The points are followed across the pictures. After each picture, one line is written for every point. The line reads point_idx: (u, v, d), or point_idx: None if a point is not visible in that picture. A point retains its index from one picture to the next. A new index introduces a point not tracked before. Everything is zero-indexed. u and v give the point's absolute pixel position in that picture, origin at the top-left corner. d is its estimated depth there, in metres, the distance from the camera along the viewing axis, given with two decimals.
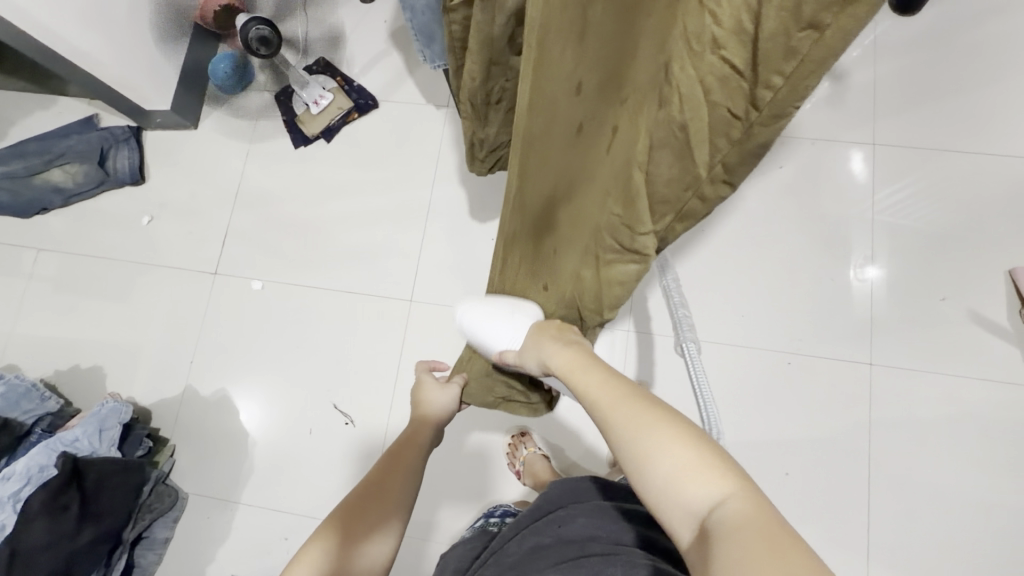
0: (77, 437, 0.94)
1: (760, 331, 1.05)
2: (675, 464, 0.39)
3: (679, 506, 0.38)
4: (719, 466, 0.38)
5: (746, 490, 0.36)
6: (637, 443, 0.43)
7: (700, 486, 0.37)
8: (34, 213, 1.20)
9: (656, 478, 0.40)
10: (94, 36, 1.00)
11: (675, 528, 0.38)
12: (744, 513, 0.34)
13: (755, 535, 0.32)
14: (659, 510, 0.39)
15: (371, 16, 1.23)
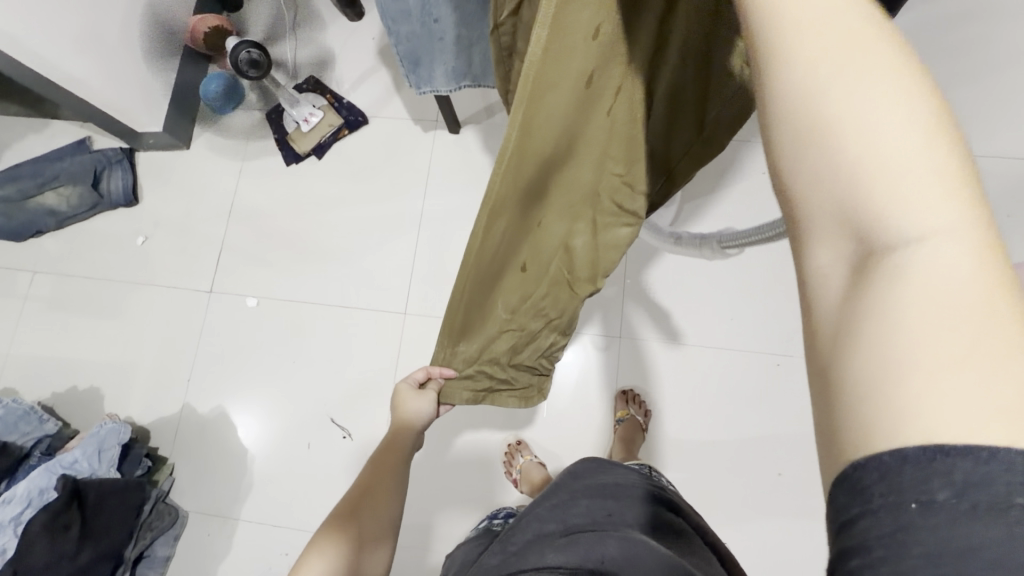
0: (76, 459, 0.95)
1: (748, 335, 1.07)
2: (896, 149, 0.20)
3: (848, 221, 0.21)
4: (959, 174, 0.20)
5: (988, 231, 0.20)
6: (823, 101, 0.21)
7: (918, 211, 0.20)
8: (27, 236, 1.21)
9: (829, 164, 0.21)
10: (86, 61, 1.01)
11: (815, 245, 0.23)
12: (971, 287, 0.19)
13: (981, 334, 0.19)
14: (803, 200, 0.22)
15: (359, 34, 1.25)
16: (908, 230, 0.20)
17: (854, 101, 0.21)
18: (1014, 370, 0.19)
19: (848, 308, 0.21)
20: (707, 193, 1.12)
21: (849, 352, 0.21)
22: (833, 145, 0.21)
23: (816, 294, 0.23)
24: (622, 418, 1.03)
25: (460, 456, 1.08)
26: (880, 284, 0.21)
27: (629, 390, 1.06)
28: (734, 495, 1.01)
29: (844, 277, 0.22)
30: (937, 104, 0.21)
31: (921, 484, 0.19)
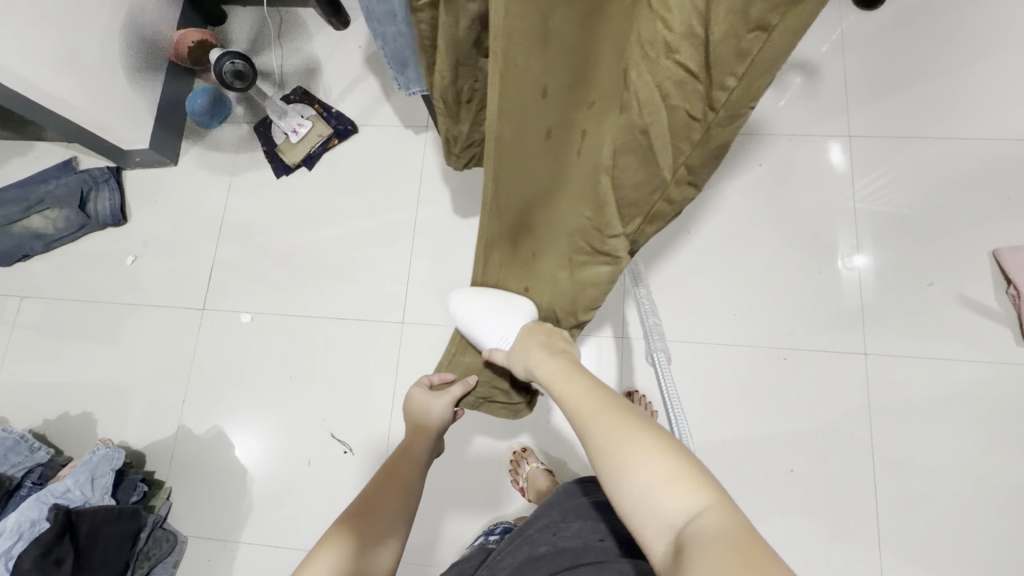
0: (69, 487, 0.92)
1: (752, 330, 1.05)
2: (658, 476, 0.42)
3: (658, 519, 0.40)
4: (695, 481, 0.41)
5: (722, 505, 0.39)
6: (623, 459, 0.44)
7: (680, 500, 0.40)
8: (13, 261, 1.18)
9: (638, 491, 0.42)
10: (68, 80, 0.99)
11: (652, 541, 0.40)
12: (717, 525, 0.37)
13: (726, 546, 0.35)
14: (637, 522, 0.42)
15: (345, 43, 1.23)
16: (686, 508, 0.39)
17: (633, 457, 0.44)
18: (750, 561, 0.33)
19: (672, 568, 0.37)
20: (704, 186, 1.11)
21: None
22: (634, 485, 0.42)
23: (665, 574, 0.38)
24: None
25: (464, 464, 1.05)
26: (681, 546, 0.37)
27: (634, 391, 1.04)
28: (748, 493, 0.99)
29: (668, 552, 0.39)
30: (681, 455, 0.43)
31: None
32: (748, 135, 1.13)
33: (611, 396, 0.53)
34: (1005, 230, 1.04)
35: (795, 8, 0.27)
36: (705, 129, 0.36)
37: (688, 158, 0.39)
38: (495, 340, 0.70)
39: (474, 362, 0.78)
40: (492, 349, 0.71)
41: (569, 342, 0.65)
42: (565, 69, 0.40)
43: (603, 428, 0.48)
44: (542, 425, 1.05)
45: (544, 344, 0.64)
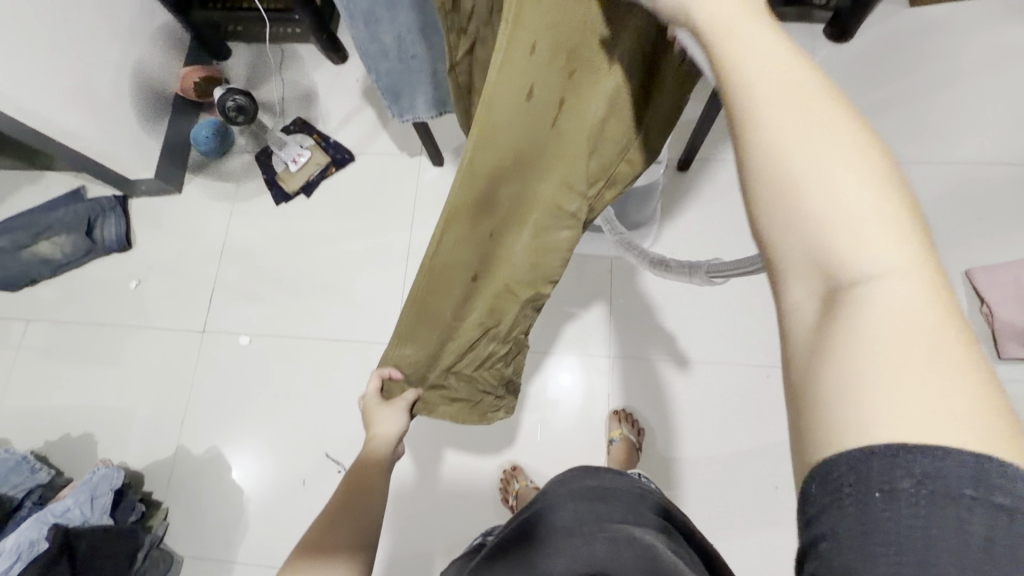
0: (68, 507, 0.94)
1: (736, 348, 1.08)
2: (850, 204, 0.25)
3: (813, 257, 0.26)
4: (904, 226, 0.25)
5: (927, 270, 0.25)
6: (788, 169, 0.26)
7: (871, 253, 0.25)
8: (21, 285, 1.22)
9: (801, 213, 0.25)
10: (79, 114, 1.05)
11: (788, 281, 0.27)
12: (915, 305, 0.24)
13: (922, 348, 0.23)
14: (776, 250, 0.27)
15: (343, 76, 1.30)
16: (865, 268, 0.25)
17: (813, 154, 0.25)
18: (947, 379, 0.23)
19: (815, 331, 0.25)
20: (686, 210, 1.16)
21: (816, 365, 0.25)
22: (802, 199, 0.25)
23: (790, 324, 0.27)
24: (615, 438, 1.03)
25: (456, 483, 1.07)
26: (841, 310, 0.25)
27: (621, 409, 1.07)
28: (733, 510, 1.00)
29: (813, 305, 0.26)
30: (886, 171, 0.26)
31: (885, 475, 0.22)
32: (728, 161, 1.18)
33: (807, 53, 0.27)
34: (978, 250, 1.08)
35: None
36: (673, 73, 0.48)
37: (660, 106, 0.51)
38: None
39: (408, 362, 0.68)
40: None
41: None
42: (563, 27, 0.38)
43: (778, 98, 0.26)
44: (532, 444, 1.08)
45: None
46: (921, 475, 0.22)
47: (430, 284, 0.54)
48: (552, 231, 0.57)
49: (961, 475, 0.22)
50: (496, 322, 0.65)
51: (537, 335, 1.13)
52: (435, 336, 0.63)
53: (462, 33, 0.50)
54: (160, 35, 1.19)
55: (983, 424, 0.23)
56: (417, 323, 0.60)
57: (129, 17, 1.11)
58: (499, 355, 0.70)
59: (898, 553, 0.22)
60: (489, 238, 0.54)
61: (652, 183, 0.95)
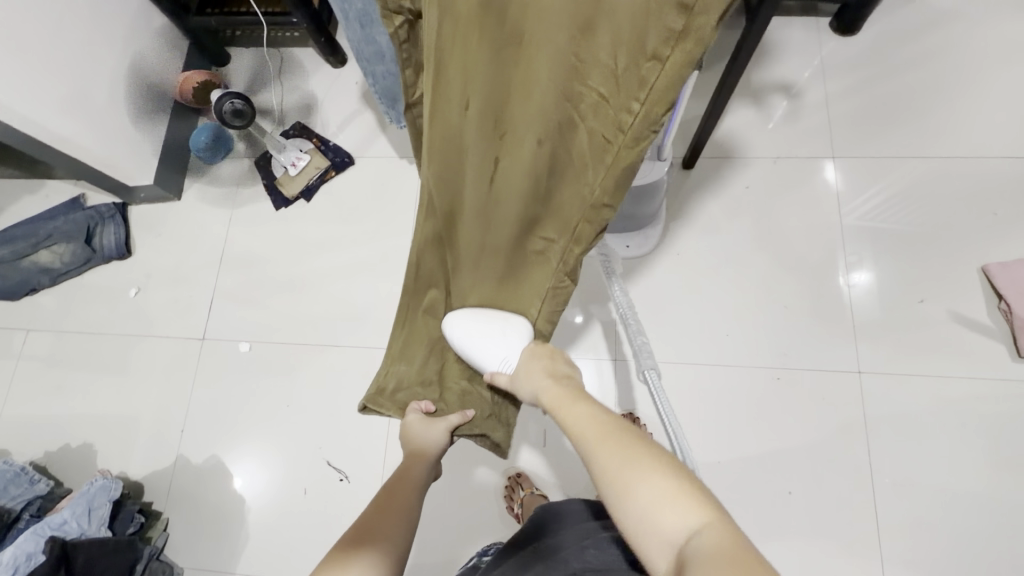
0: (65, 519, 0.93)
1: (746, 350, 1.05)
2: (657, 494, 0.44)
3: (660, 539, 0.42)
4: (695, 501, 0.42)
5: (722, 522, 0.41)
6: (617, 476, 0.47)
7: (681, 519, 0.42)
8: (22, 295, 1.22)
9: (637, 509, 0.44)
10: (76, 121, 1.04)
11: (652, 560, 0.42)
12: (715, 541, 0.38)
13: (727, 560, 0.36)
14: (639, 541, 0.43)
15: (342, 79, 1.29)
16: (686, 528, 0.41)
17: (630, 475, 0.46)
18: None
19: None
20: (696, 206, 1.14)
21: None
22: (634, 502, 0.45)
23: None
24: None
25: (459, 492, 1.05)
26: (681, 562, 0.39)
27: (628, 413, 1.04)
28: (747, 516, 0.97)
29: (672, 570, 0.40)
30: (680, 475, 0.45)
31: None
32: (731, 159, 1.16)
33: (618, 421, 0.54)
34: (995, 245, 1.05)
35: (676, 44, 0.45)
36: (617, 149, 0.53)
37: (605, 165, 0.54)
38: (497, 363, 0.69)
39: (408, 370, 0.77)
40: (495, 372, 0.69)
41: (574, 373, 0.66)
42: (491, 91, 0.56)
43: (603, 453, 0.50)
44: (537, 451, 1.05)
45: (548, 370, 0.65)
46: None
47: (413, 298, 0.76)
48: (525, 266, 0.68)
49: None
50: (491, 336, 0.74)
51: None
52: (425, 343, 0.76)
53: (418, 69, 0.62)
54: (159, 42, 1.19)
55: None
56: (409, 325, 0.77)
57: (125, 24, 1.11)
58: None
59: None
60: (455, 265, 0.71)
61: (656, 181, 0.93)
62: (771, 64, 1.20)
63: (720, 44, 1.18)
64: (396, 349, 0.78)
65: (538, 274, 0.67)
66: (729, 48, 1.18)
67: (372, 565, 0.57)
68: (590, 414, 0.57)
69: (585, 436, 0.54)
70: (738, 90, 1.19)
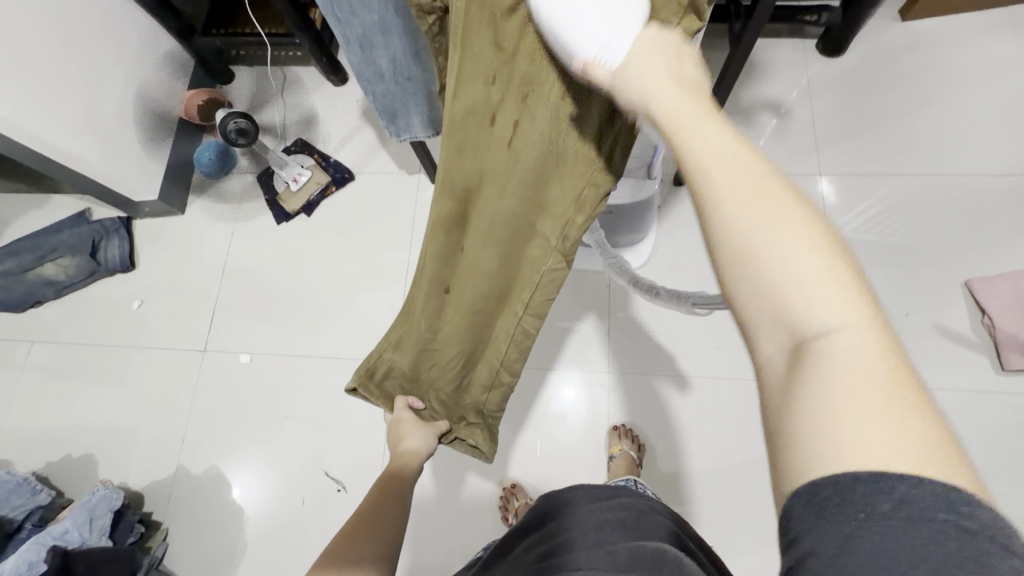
0: (66, 529, 0.94)
1: (736, 362, 1.08)
2: (803, 266, 0.27)
3: (781, 321, 0.27)
4: (853, 290, 0.27)
5: (879, 329, 0.26)
6: (737, 226, 0.28)
7: (826, 313, 0.26)
8: (26, 307, 1.24)
9: (763, 280, 0.27)
10: (84, 139, 1.07)
11: (760, 339, 0.28)
12: (866, 356, 0.25)
13: (881, 395, 0.25)
14: (744, 310, 0.29)
15: (344, 97, 1.32)
16: (824, 321, 0.26)
17: (762, 224, 0.28)
18: (907, 420, 0.24)
19: (782, 382, 0.27)
20: (687, 222, 1.16)
21: (786, 414, 0.26)
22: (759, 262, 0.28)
23: (764, 378, 0.28)
24: (615, 454, 1.02)
25: (455, 503, 1.06)
26: (806, 362, 0.26)
27: (621, 425, 1.06)
28: (738, 525, 0.99)
29: (782, 359, 0.27)
30: (833, 244, 0.28)
31: (866, 501, 0.23)
32: None
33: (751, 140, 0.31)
34: (978, 260, 1.08)
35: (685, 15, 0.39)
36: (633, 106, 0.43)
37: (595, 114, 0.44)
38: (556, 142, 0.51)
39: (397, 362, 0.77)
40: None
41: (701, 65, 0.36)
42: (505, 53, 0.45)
43: (725, 188, 0.29)
44: (531, 461, 1.07)
45: (673, 64, 0.36)
46: (898, 497, 0.23)
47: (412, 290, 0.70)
48: (526, 250, 0.58)
49: (931, 500, 0.23)
50: (480, 346, 0.70)
51: (536, 351, 1.13)
52: (412, 340, 0.74)
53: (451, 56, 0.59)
54: (165, 61, 1.23)
55: (932, 452, 0.24)
56: (404, 317, 0.74)
57: (133, 45, 1.15)
58: (477, 380, 0.74)
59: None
60: (459, 248, 0.62)
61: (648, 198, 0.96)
62: (759, 84, 1.24)
63: (709, 65, 1.22)
64: (391, 339, 0.77)
65: (535, 258, 0.57)
66: (718, 68, 1.21)
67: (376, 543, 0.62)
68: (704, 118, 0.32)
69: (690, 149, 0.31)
70: (727, 108, 1.22)
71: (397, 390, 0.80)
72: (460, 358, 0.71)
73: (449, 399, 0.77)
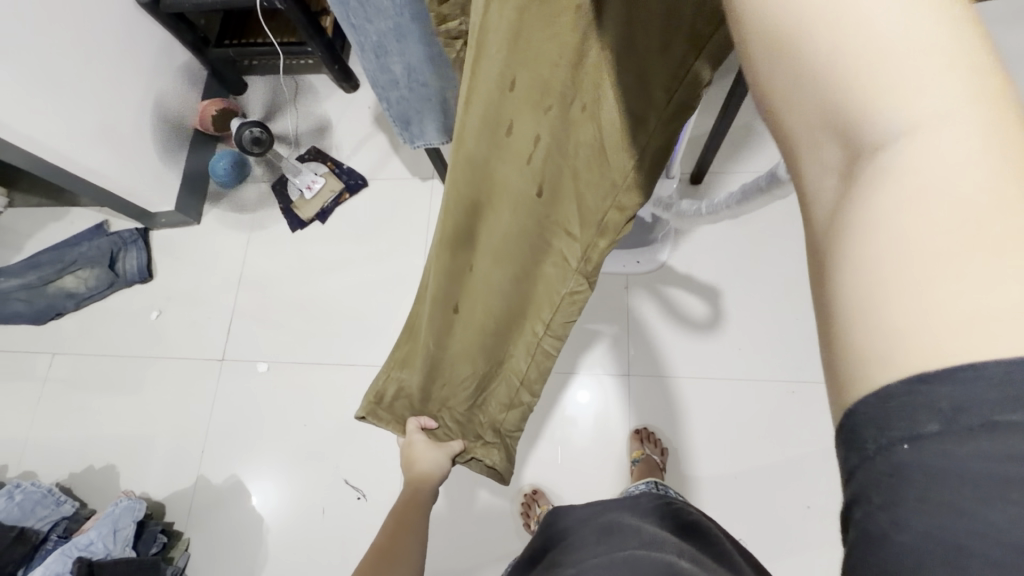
0: (91, 540, 0.95)
1: (758, 363, 1.06)
2: (880, 16, 0.16)
3: (833, 122, 0.18)
4: (955, 46, 0.17)
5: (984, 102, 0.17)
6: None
7: (904, 100, 0.17)
8: (47, 319, 1.25)
9: (814, 63, 0.17)
10: (100, 151, 1.07)
11: (801, 161, 0.20)
12: (953, 154, 0.17)
13: (968, 228, 0.17)
14: (780, 124, 0.19)
15: (355, 104, 1.32)
16: (895, 121, 0.17)
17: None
18: (1015, 245, 0.16)
19: (832, 219, 0.19)
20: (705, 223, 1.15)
21: (829, 265, 0.19)
22: (813, 35, 0.17)
23: (813, 201, 0.20)
24: (637, 459, 1.00)
25: (475, 512, 1.05)
26: (873, 185, 0.18)
27: (642, 428, 1.05)
28: (765, 530, 0.97)
29: (839, 181, 0.19)
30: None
31: (907, 420, 0.17)
32: (739, 174, 1.17)
33: None
34: None
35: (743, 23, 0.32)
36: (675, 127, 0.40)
37: (651, 139, 0.38)
38: None
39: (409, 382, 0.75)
40: None
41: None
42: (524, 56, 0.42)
43: None
44: (552, 468, 1.05)
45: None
46: (947, 409, 0.17)
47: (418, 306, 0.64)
48: (540, 270, 0.55)
49: (990, 397, 0.16)
50: (496, 363, 0.68)
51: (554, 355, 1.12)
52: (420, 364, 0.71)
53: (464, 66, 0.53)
54: (178, 72, 1.24)
55: None
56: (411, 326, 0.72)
57: (148, 58, 1.16)
58: (494, 399, 0.73)
59: (933, 524, 0.17)
60: (468, 269, 0.57)
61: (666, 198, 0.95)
62: None
63: None
64: (398, 358, 0.76)
65: (546, 297, 0.57)
66: None
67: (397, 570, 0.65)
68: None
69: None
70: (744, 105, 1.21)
71: (407, 412, 0.79)
72: (473, 377, 0.69)
73: (464, 416, 0.75)
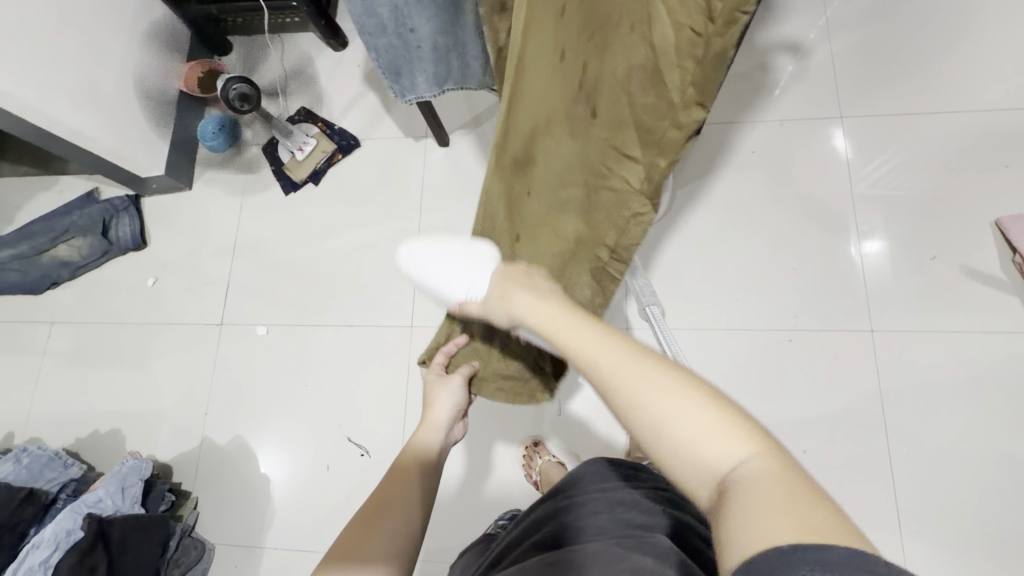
0: (100, 497, 0.96)
1: (757, 313, 1.06)
2: (685, 425, 0.37)
3: (695, 466, 0.36)
4: (735, 424, 0.36)
5: (765, 445, 0.35)
6: (630, 390, 0.40)
7: (725, 448, 0.35)
8: (43, 289, 1.25)
9: (666, 442, 0.37)
10: (85, 113, 1.05)
11: (690, 487, 0.37)
12: (766, 470, 0.33)
13: (789, 501, 0.31)
14: (673, 471, 0.37)
15: (345, 62, 1.29)
16: (731, 458, 0.35)
17: (644, 403, 0.39)
18: (815, 512, 0.30)
19: (719, 519, 0.33)
20: (702, 176, 1.13)
21: (726, 541, 0.32)
22: (661, 438, 0.38)
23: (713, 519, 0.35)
24: None
25: (477, 465, 1.06)
26: (729, 494, 0.33)
27: None
28: None
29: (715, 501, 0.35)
30: (709, 395, 0.38)
31: (791, 567, 0.28)
32: (739, 124, 1.15)
33: (625, 339, 0.45)
34: (1009, 200, 1.04)
35: None
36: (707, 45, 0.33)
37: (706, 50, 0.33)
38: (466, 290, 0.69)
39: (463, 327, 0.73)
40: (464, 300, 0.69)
41: (556, 289, 0.58)
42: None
43: (639, 389, 0.40)
44: (552, 420, 1.07)
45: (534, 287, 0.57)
46: (816, 565, 0.27)
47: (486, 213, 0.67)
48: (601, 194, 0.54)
49: (842, 560, 0.27)
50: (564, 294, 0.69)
51: None
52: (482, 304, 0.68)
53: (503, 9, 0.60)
54: (160, 32, 1.20)
55: (847, 537, 0.29)
56: None
57: (128, 15, 1.12)
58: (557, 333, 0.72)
59: None
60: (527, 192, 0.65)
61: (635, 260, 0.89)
62: (776, 25, 1.19)
63: None
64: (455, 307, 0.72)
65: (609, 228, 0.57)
66: None
67: (390, 533, 0.56)
68: (591, 334, 0.47)
69: (585, 356, 0.46)
70: (745, 54, 1.17)
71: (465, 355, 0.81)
72: None
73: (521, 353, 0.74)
